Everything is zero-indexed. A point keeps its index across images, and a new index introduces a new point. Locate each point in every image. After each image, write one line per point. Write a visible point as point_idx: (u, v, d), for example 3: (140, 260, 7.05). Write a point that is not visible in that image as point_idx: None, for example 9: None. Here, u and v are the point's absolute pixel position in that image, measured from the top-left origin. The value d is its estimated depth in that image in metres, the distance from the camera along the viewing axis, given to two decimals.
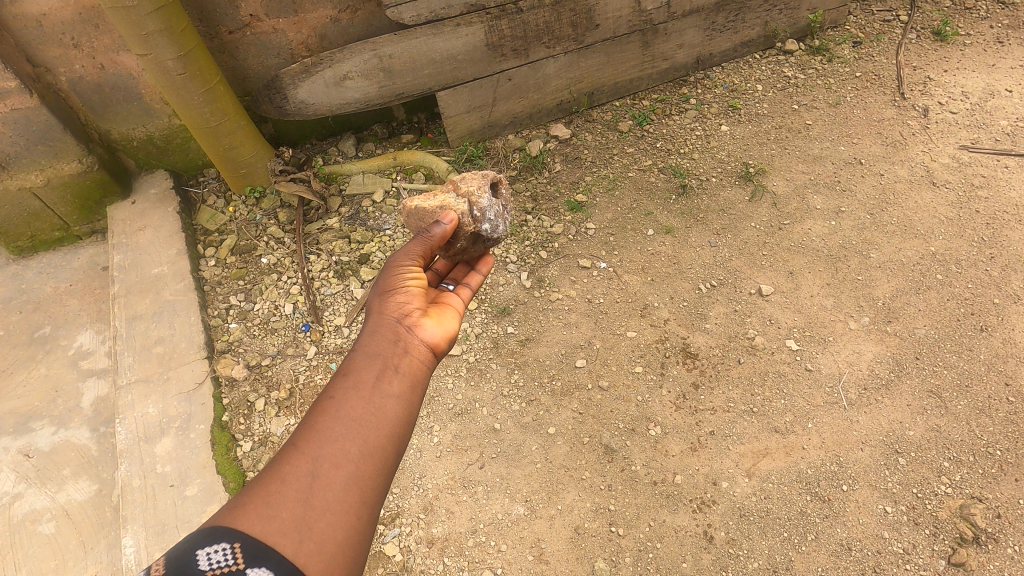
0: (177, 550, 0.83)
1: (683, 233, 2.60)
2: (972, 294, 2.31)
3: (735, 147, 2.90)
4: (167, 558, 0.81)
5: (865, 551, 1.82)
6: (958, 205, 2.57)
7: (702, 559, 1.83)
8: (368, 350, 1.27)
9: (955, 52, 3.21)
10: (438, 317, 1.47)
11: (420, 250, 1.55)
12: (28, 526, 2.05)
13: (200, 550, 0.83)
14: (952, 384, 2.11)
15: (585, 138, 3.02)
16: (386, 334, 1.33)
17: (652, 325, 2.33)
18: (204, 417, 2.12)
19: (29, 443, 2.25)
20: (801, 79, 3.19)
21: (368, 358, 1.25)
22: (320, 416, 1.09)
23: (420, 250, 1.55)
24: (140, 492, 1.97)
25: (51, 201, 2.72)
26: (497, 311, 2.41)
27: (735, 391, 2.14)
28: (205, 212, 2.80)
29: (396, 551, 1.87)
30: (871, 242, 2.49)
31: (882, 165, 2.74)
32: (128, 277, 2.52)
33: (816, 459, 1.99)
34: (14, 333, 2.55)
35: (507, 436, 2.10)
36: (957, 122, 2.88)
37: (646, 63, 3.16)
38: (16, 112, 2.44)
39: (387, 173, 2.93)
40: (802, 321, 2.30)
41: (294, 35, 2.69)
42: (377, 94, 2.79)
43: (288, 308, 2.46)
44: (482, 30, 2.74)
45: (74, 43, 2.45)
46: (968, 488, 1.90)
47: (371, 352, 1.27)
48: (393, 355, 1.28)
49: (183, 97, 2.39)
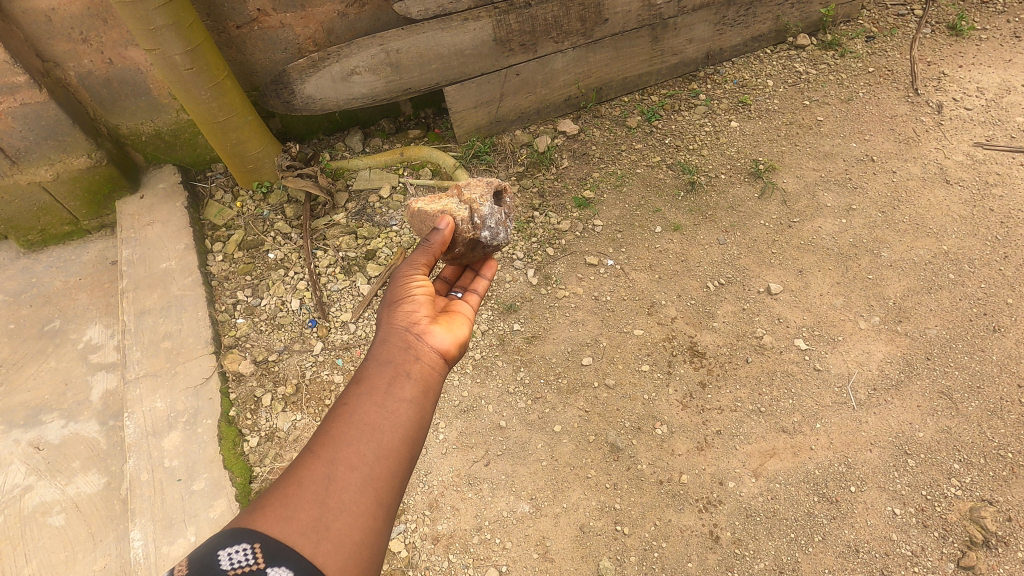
0: (199, 552, 0.84)
1: (692, 230, 2.58)
2: (984, 294, 2.28)
3: (745, 144, 2.87)
4: (189, 559, 0.82)
5: (873, 553, 1.80)
6: (972, 204, 2.53)
7: (708, 559, 1.82)
8: (380, 358, 1.27)
9: (970, 47, 3.16)
10: (449, 324, 1.46)
11: (427, 260, 1.55)
12: (38, 518, 2.07)
13: (221, 551, 0.84)
14: (963, 385, 2.08)
15: (593, 134, 3.00)
16: (398, 341, 1.32)
17: (659, 323, 2.32)
18: (211, 412, 2.13)
19: (40, 436, 2.27)
20: (812, 74, 3.15)
21: (380, 365, 1.25)
22: (334, 422, 1.10)
23: (426, 260, 1.55)
24: (148, 486, 1.98)
25: (60, 195, 2.74)
26: (503, 308, 2.40)
27: (743, 390, 2.13)
28: (212, 207, 2.81)
29: (401, 547, 1.88)
30: (882, 241, 2.46)
31: (895, 162, 2.71)
32: (136, 272, 2.53)
33: (824, 459, 1.97)
34: (24, 326, 2.57)
35: (513, 434, 2.09)
36: (971, 118, 2.83)
37: (655, 58, 3.12)
38: (25, 107, 2.45)
39: (394, 169, 2.93)
40: (811, 320, 2.28)
41: (301, 30, 2.68)
42: (384, 89, 2.78)
43: (294, 304, 2.46)
44: (490, 25, 2.72)
45: (83, 38, 2.45)
46: (978, 490, 1.88)
47: (383, 359, 1.27)
48: (405, 363, 1.27)
49: (191, 92, 2.39)
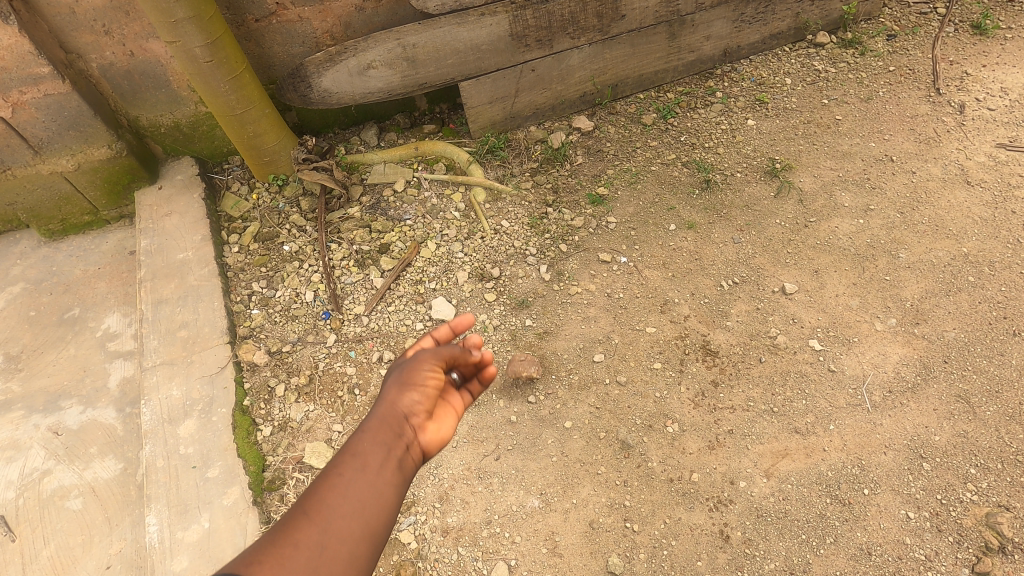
0: None
1: (706, 229, 2.56)
2: (1005, 298, 2.24)
3: (762, 142, 2.84)
4: None
5: (885, 556, 1.79)
6: (993, 205, 2.49)
7: (718, 559, 1.82)
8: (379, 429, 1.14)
9: (994, 47, 3.09)
10: (444, 420, 1.24)
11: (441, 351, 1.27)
12: (56, 501, 2.12)
13: None
14: (982, 390, 2.05)
15: (608, 131, 2.99)
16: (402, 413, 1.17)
17: (672, 321, 2.31)
18: (226, 401, 2.16)
19: (58, 422, 2.31)
20: (832, 73, 3.11)
21: (378, 438, 1.12)
22: (326, 494, 1.02)
23: (435, 352, 1.27)
24: (164, 472, 2.02)
25: (81, 185, 2.78)
26: (516, 303, 2.41)
27: (756, 390, 2.11)
28: (229, 199, 2.84)
29: (412, 539, 1.90)
30: (900, 242, 2.43)
31: (915, 162, 2.67)
32: (154, 262, 2.57)
33: (837, 461, 1.96)
34: (45, 314, 2.62)
35: (523, 429, 2.10)
36: (994, 119, 2.78)
37: (671, 55, 3.10)
38: (48, 98, 2.49)
39: (408, 163, 2.94)
40: (826, 320, 2.26)
41: (319, 24, 2.70)
42: (401, 84, 2.79)
43: (309, 296, 2.48)
44: (507, 20, 2.72)
45: (105, 30, 2.48)
46: (995, 496, 1.86)
47: (382, 433, 1.14)
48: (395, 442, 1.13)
49: (210, 84, 2.41)
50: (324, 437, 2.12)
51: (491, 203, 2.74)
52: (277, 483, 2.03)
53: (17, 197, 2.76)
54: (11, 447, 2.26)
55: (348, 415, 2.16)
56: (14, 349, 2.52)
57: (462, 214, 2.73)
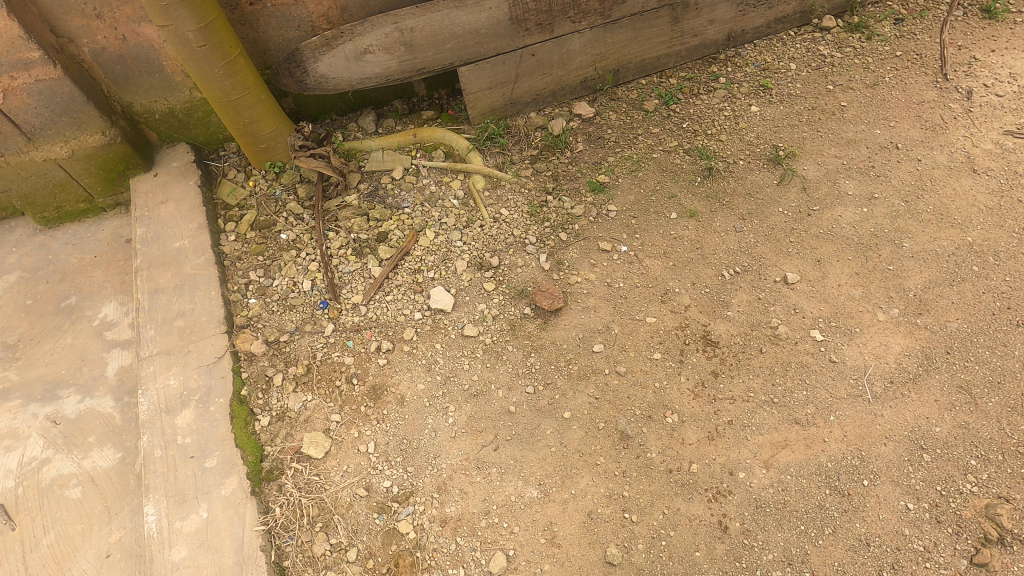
0: None
1: (708, 217, 2.54)
2: (1010, 288, 2.21)
3: (766, 129, 2.80)
4: None
5: (884, 547, 1.79)
6: (999, 194, 2.45)
7: (715, 549, 1.82)
8: None
9: (1003, 31, 3.03)
10: None
11: None
12: (56, 490, 2.12)
13: None
14: (984, 381, 2.04)
15: (608, 117, 2.94)
16: None
17: (672, 310, 2.29)
18: (224, 391, 2.16)
19: (57, 410, 2.31)
20: (837, 58, 3.05)
21: None
22: None
23: None
24: (162, 462, 2.02)
25: (76, 172, 2.75)
26: (515, 293, 2.38)
27: (756, 381, 2.10)
28: (226, 186, 2.81)
29: (410, 529, 1.90)
30: (904, 231, 2.40)
31: (920, 150, 2.63)
32: (151, 250, 2.55)
33: (837, 452, 1.95)
34: (41, 303, 2.60)
35: (521, 419, 2.09)
36: (1002, 105, 2.73)
37: (674, 39, 3.04)
38: (40, 83, 2.45)
39: (407, 150, 2.91)
40: (828, 311, 2.23)
41: (315, 7, 2.64)
42: (398, 68, 2.74)
43: (306, 285, 2.46)
44: (506, 3, 2.67)
45: (96, 14, 2.44)
46: (995, 487, 1.85)
47: None
48: None
49: (204, 69, 2.36)
50: (323, 427, 2.11)
51: (490, 191, 2.71)
52: (275, 473, 2.03)
53: (11, 185, 2.73)
54: (10, 437, 2.25)
55: (347, 406, 2.15)
56: (11, 338, 2.50)
57: (462, 202, 2.69)
